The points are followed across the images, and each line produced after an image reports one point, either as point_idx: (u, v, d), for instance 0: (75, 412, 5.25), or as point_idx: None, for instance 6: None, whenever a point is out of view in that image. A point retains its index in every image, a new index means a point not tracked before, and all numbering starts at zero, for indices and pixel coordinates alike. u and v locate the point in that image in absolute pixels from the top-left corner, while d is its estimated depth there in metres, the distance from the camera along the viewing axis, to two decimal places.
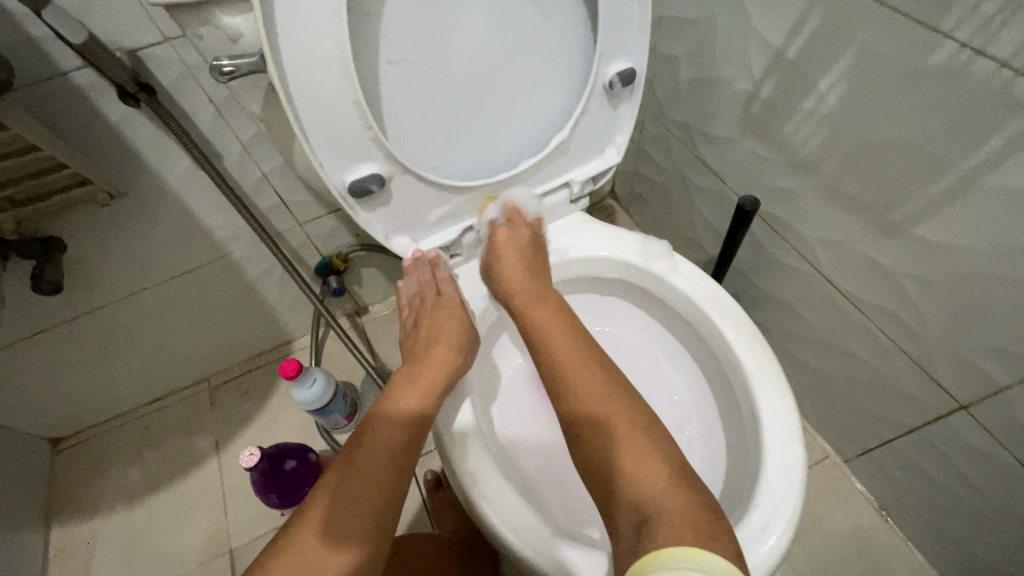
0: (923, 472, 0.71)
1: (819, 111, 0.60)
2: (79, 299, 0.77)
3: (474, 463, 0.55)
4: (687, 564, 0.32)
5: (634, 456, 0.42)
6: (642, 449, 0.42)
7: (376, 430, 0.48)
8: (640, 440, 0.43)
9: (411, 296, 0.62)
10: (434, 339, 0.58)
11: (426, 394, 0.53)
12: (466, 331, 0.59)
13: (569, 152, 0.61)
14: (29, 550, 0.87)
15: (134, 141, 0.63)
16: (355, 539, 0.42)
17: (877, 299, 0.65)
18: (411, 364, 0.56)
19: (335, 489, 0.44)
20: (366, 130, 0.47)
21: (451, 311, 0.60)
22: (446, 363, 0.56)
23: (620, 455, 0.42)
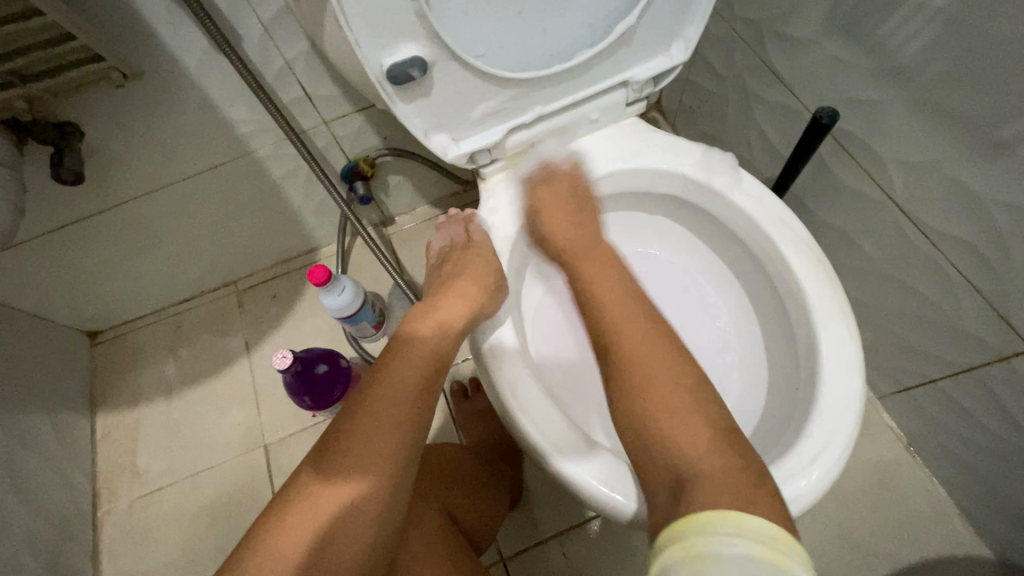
0: (965, 413, 0.69)
1: (933, 3, 0.51)
2: (101, 191, 0.74)
3: (512, 373, 0.54)
4: (728, 529, 0.31)
5: (672, 414, 0.42)
6: (681, 413, 0.42)
7: (398, 362, 0.50)
8: (681, 406, 0.43)
9: (441, 248, 0.65)
10: (459, 274, 0.58)
11: (446, 327, 0.53)
12: (496, 266, 0.59)
13: (632, 44, 0.54)
14: (77, 432, 0.92)
15: (144, 14, 0.57)
16: (360, 477, 0.45)
17: (956, 230, 0.59)
18: (437, 296, 0.57)
19: (343, 430, 0.46)
20: (409, 2, 0.41)
21: (478, 247, 0.60)
22: (473, 295, 0.56)
23: (653, 405, 0.43)
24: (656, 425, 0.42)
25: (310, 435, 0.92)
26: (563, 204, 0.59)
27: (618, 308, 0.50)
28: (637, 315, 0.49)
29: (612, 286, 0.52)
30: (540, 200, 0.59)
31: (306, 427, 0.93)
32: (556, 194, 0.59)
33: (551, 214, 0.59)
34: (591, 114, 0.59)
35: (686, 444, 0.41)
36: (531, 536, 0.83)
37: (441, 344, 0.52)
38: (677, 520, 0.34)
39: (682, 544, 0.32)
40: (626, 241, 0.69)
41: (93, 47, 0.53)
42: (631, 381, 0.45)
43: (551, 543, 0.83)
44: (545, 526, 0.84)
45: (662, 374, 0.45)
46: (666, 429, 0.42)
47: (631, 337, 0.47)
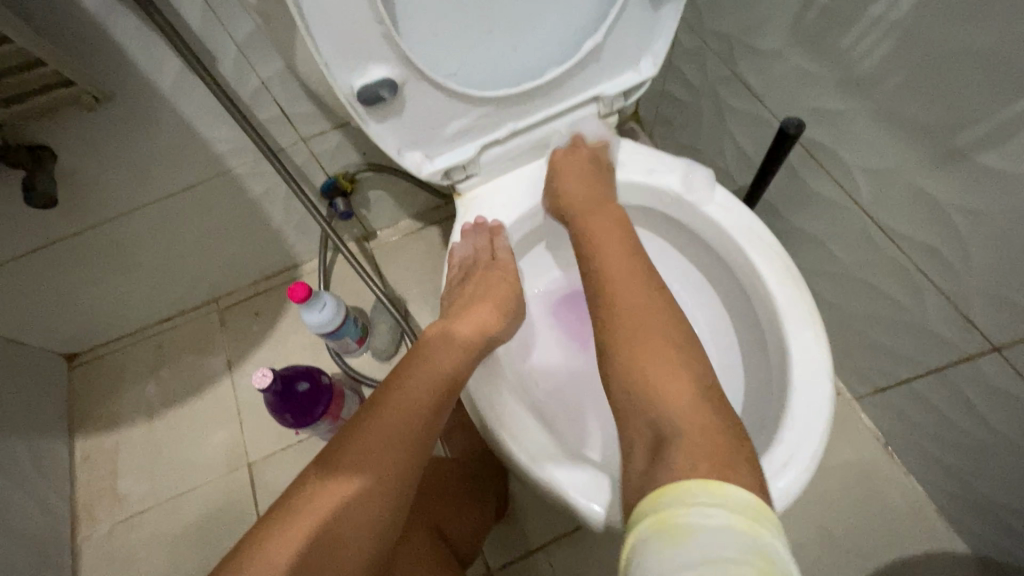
0: (937, 412, 0.71)
1: (888, 17, 0.53)
2: (76, 213, 0.73)
3: (496, 394, 0.54)
4: (705, 500, 0.31)
5: (661, 371, 0.43)
6: (669, 371, 0.42)
7: (416, 381, 0.50)
8: (670, 367, 0.43)
9: (464, 257, 0.62)
10: (478, 298, 0.58)
11: (465, 350, 0.54)
12: (513, 296, 0.60)
13: (601, 61, 0.55)
14: (55, 457, 0.91)
15: (116, 36, 0.57)
16: (368, 469, 0.45)
17: (919, 235, 0.61)
18: (453, 316, 0.57)
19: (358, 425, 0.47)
20: (377, 25, 0.42)
21: (502, 270, 0.60)
22: (489, 322, 0.57)
23: (642, 365, 0.43)
24: (644, 378, 0.43)
25: (294, 452, 0.91)
26: (581, 167, 0.60)
27: (619, 266, 0.51)
28: (634, 272, 0.51)
29: (616, 248, 0.53)
30: (555, 162, 0.60)
31: (290, 444, 0.92)
32: (580, 159, 0.60)
33: (567, 176, 0.59)
34: (564, 128, 0.60)
35: (665, 400, 0.41)
36: (518, 547, 0.83)
37: (460, 367, 0.52)
38: (657, 489, 0.33)
39: (659, 515, 0.31)
40: None
41: (64, 71, 0.53)
42: (619, 330, 0.46)
43: (538, 555, 0.83)
44: (533, 537, 0.84)
45: (655, 326, 0.46)
46: (645, 383, 0.42)
47: (625, 291, 0.49)
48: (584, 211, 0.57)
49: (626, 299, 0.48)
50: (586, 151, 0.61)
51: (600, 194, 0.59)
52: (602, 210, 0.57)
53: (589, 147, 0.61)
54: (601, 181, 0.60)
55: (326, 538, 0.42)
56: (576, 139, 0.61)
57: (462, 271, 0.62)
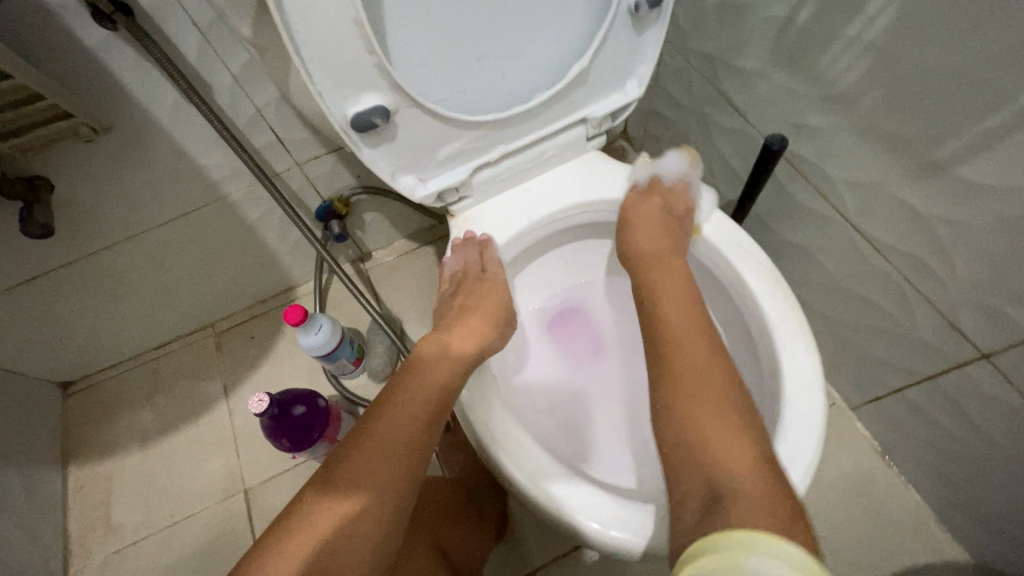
0: (932, 420, 0.71)
1: (864, 37, 0.55)
2: (72, 242, 0.74)
3: (489, 409, 0.54)
4: (765, 552, 0.31)
5: (722, 434, 0.43)
6: (731, 439, 0.42)
7: (410, 394, 0.50)
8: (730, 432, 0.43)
9: (455, 271, 0.64)
10: (470, 311, 0.60)
11: (458, 362, 0.54)
12: (503, 308, 0.62)
13: (588, 84, 0.57)
14: (48, 488, 0.89)
15: (114, 69, 0.58)
16: (363, 485, 0.45)
17: (904, 245, 0.62)
18: (446, 329, 0.58)
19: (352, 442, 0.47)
20: (369, 55, 0.43)
21: (493, 284, 0.62)
22: (482, 332, 0.58)
23: (703, 430, 0.43)
24: (705, 444, 0.43)
25: (291, 476, 0.91)
26: (654, 218, 0.61)
27: (682, 317, 0.52)
28: (696, 337, 0.50)
29: (679, 310, 0.52)
30: (632, 209, 0.62)
31: (287, 468, 0.91)
32: (646, 212, 0.62)
33: (642, 228, 0.61)
34: (554, 149, 0.62)
35: (726, 463, 0.41)
36: (519, 567, 0.83)
37: (453, 379, 0.53)
38: (724, 530, 0.35)
39: (721, 557, 0.32)
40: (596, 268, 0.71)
41: (61, 105, 0.54)
42: (679, 390, 0.46)
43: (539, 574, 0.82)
44: (534, 556, 0.83)
45: (720, 392, 0.45)
46: (702, 445, 0.43)
47: (687, 362, 0.48)
48: (652, 261, 0.58)
49: (688, 365, 0.48)
50: (657, 199, 0.63)
51: (670, 244, 0.59)
52: (669, 261, 0.58)
53: (661, 194, 0.63)
54: (674, 230, 0.61)
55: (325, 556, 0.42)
56: (652, 181, 0.65)
57: (453, 284, 0.64)
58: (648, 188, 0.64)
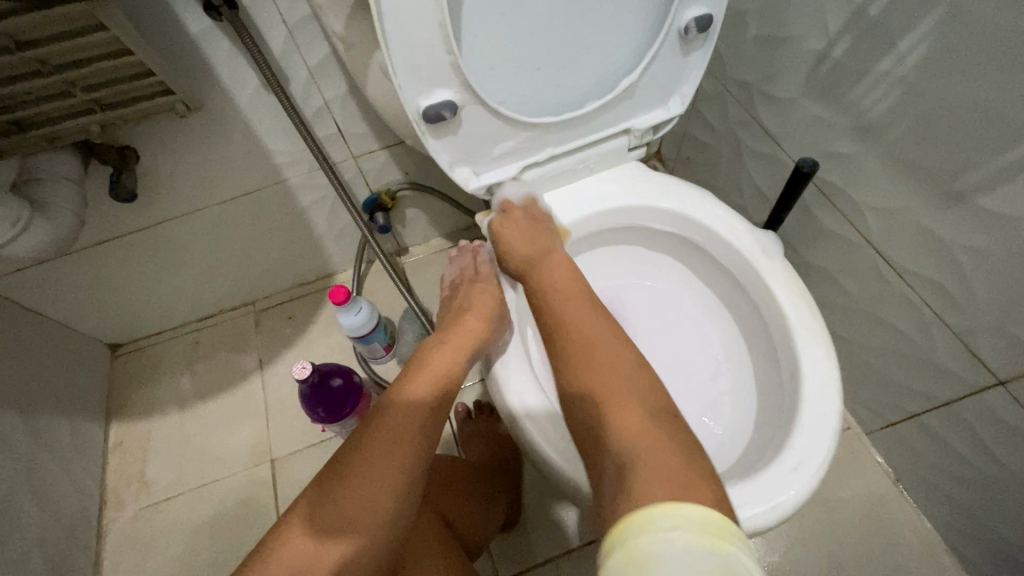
0: (946, 447, 0.73)
1: (895, 72, 0.59)
2: (146, 210, 0.81)
3: (515, 385, 0.59)
4: (665, 524, 0.30)
5: (614, 402, 0.43)
6: (636, 407, 0.42)
7: (414, 383, 0.54)
8: (627, 394, 0.43)
9: (453, 278, 0.73)
10: (467, 309, 0.65)
11: (456, 353, 0.59)
12: (497, 305, 0.65)
13: (635, 98, 0.62)
14: (91, 440, 0.95)
15: (209, 57, 0.65)
16: (347, 528, 0.46)
17: (924, 270, 0.65)
18: (446, 329, 0.63)
19: (333, 480, 0.48)
20: (447, 55, 0.48)
21: (487, 288, 0.68)
22: (477, 331, 0.61)
23: (601, 390, 0.44)
24: (609, 421, 0.42)
25: (316, 450, 0.95)
26: (519, 229, 0.62)
27: (569, 296, 0.53)
28: (598, 323, 0.50)
29: (564, 290, 0.54)
30: (498, 229, 0.63)
31: (313, 442, 0.95)
32: (516, 222, 0.63)
33: (510, 241, 0.62)
34: (598, 155, 0.66)
35: (621, 428, 0.41)
36: (528, 557, 0.85)
37: (452, 371, 0.57)
38: (617, 521, 0.32)
39: (625, 548, 0.30)
40: (628, 274, 0.75)
41: (166, 82, 0.60)
42: (579, 357, 0.47)
43: (547, 566, 0.84)
44: (543, 548, 0.85)
45: (613, 367, 0.46)
46: (614, 415, 0.42)
47: (597, 340, 0.48)
48: (536, 264, 0.59)
49: (594, 341, 0.48)
50: (521, 212, 0.64)
51: (545, 246, 0.60)
52: (547, 260, 0.58)
53: (520, 209, 0.64)
54: (542, 236, 0.62)
55: (350, 523, 0.46)
56: (503, 206, 0.64)
57: (451, 290, 0.72)
58: (518, 205, 0.65)
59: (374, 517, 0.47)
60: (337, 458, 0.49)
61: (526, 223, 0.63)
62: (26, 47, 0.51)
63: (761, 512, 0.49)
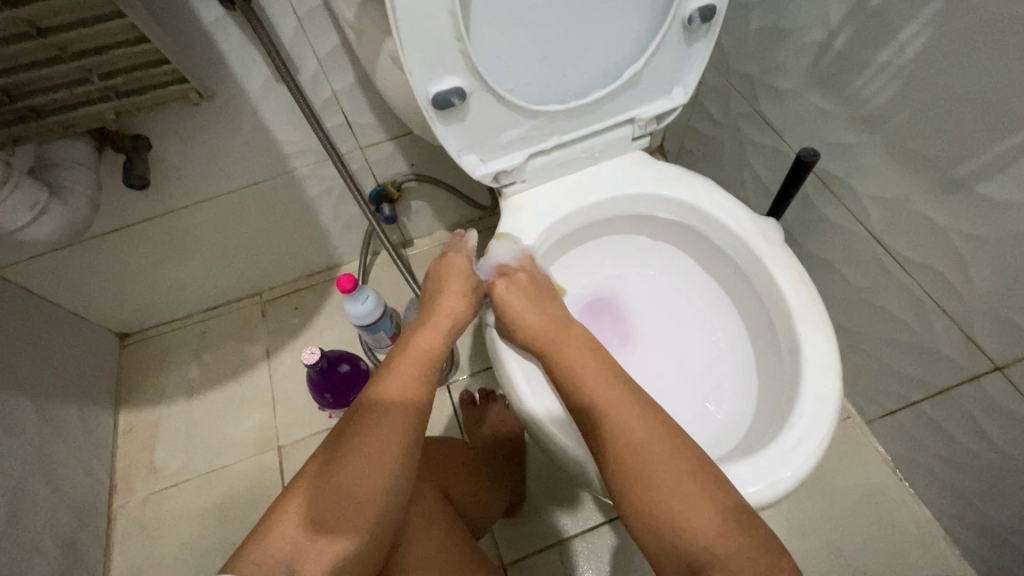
0: (945, 433, 0.74)
1: (895, 62, 0.60)
2: (156, 199, 0.82)
3: (511, 365, 0.60)
4: None
5: (672, 498, 0.44)
6: (687, 499, 0.44)
7: (398, 371, 0.55)
8: (687, 485, 0.44)
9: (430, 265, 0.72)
10: (442, 292, 0.64)
11: (435, 336, 0.59)
12: (471, 280, 0.66)
13: (639, 87, 0.63)
14: (101, 427, 0.96)
15: (222, 47, 0.66)
16: (335, 511, 0.47)
17: (923, 258, 0.66)
18: (424, 314, 0.63)
19: (322, 465, 0.49)
20: (457, 43, 0.49)
21: (459, 266, 0.67)
22: (454, 312, 0.62)
23: (655, 493, 0.45)
24: (666, 516, 0.44)
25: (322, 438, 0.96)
26: (523, 296, 0.62)
27: (591, 369, 0.53)
28: (625, 394, 0.50)
29: (586, 360, 0.54)
30: (498, 295, 0.63)
31: (319, 430, 0.97)
32: (520, 290, 0.63)
33: (516, 307, 0.61)
34: (601, 144, 0.67)
35: (689, 533, 0.43)
36: (531, 542, 0.86)
37: (435, 351, 0.58)
38: None
39: None
40: (631, 264, 0.76)
41: (181, 71, 0.61)
42: (619, 443, 0.47)
43: (550, 551, 0.85)
44: (544, 533, 0.87)
45: (658, 452, 0.46)
46: (675, 520, 0.43)
47: (620, 420, 0.48)
48: (551, 337, 0.57)
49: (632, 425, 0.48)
50: (522, 277, 0.64)
51: (554, 311, 0.60)
52: (563, 330, 0.58)
53: (525, 269, 0.65)
54: (548, 299, 0.62)
55: (346, 509, 0.48)
56: (501, 272, 0.65)
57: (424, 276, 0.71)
58: (516, 267, 0.65)
59: (367, 499, 0.48)
60: (326, 449, 0.50)
61: (530, 286, 0.63)
62: (46, 34, 0.52)
63: (761, 490, 0.50)
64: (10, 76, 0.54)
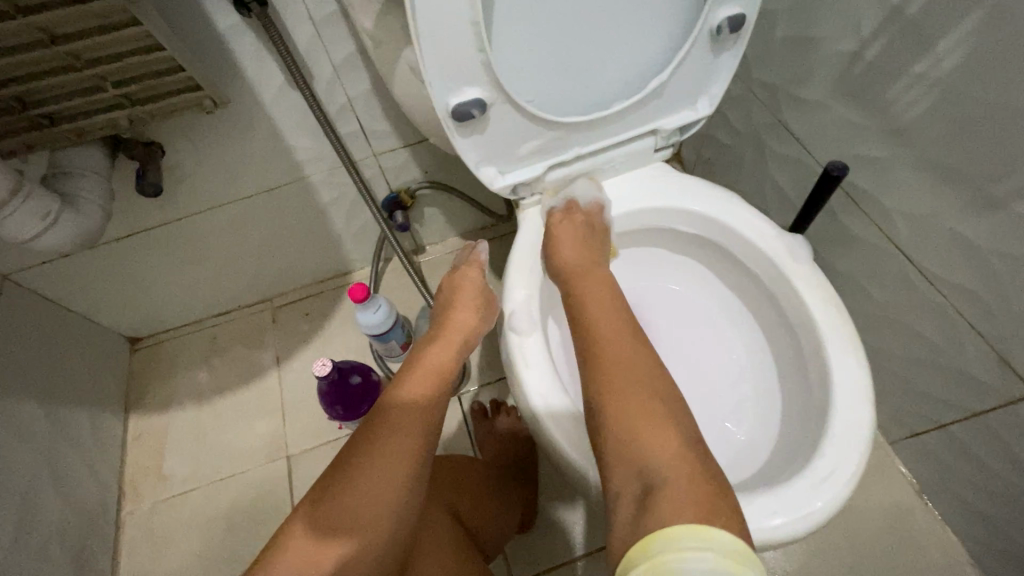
0: (975, 458, 0.71)
1: (931, 75, 0.58)
2: (168, 206, 0.81)
3: (529, 379, 0.58)
4: (695, 545, 0.32)
5: (643, 418, 0.42)
6: (657, 422, 0.42)
7: (410, 380, 0.54)
8: (654, 415, 0.42)
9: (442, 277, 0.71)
10: (453, 305, 0.64)
11: (451, 347, 0.58)
12: (481, 294, 0.65)
13: (663, 98, 0.61)
14: (111, 433, 0.96)
15: (236, 54, 0.65)
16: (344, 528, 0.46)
17: (956, 278, 0.64)
18: (436, 326, 0.62)
19: (332, 479, 0.47)
20: (478, 54, 0.48)
21: (470, 280, 0.66)
22: (466, 325, 0.62)
23: (625, 412, 0.43)
24: (632, 433, 0.42)
25: (332, 448, 0.95)
26: (572, 236, 0.61)
27: (600, 304, 0.52)
28: (621, 327, 0.50)
29: (598, 298, 0.53)
30: (552, 228, 0.62)
31: (329, 440, 0.95)
32: (574, 224, 0.62)
33: (560, 241, 0.61)
34: (623, 155, 0.65)
35: (648, 444, 0.41)
36: (543, 560, 0.84)
37: (448, 362, 0.57)
38: (647, 533, 0.34)
39: (651, 563, 0.32)
40: (651, 277, 0.74)
41: (195, 79, 0.60)
42: (608, 362, 0.47)
43: (562, 569, 0.83)
44: (555, 550, 0.85)
45: (638, 379, 0.45)
46: (641, 438, 0.41)
47: (613, 351, 0.47)
48: (578, 273, 0.57)
49: (618, 353, 0.47)
50: (581, 216, 0.63)
51: (592, 254, 0.60)
52: (590, 271, 0.57)
53: (583, 212, 0.64)
54: (596, 246, 0.61)
55: (356, 521, 0.46)
56: (568, 206, 0.64)
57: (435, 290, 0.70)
58: (584, 209, 0.65)
59: (376, 516, 0.47)
60: (340, 458, 0.49)
61: (585, 228, 0.62)
62: (60, 41, 0.51)
63: (790, 522, 0.48)
64: (23, 84, 0.53)
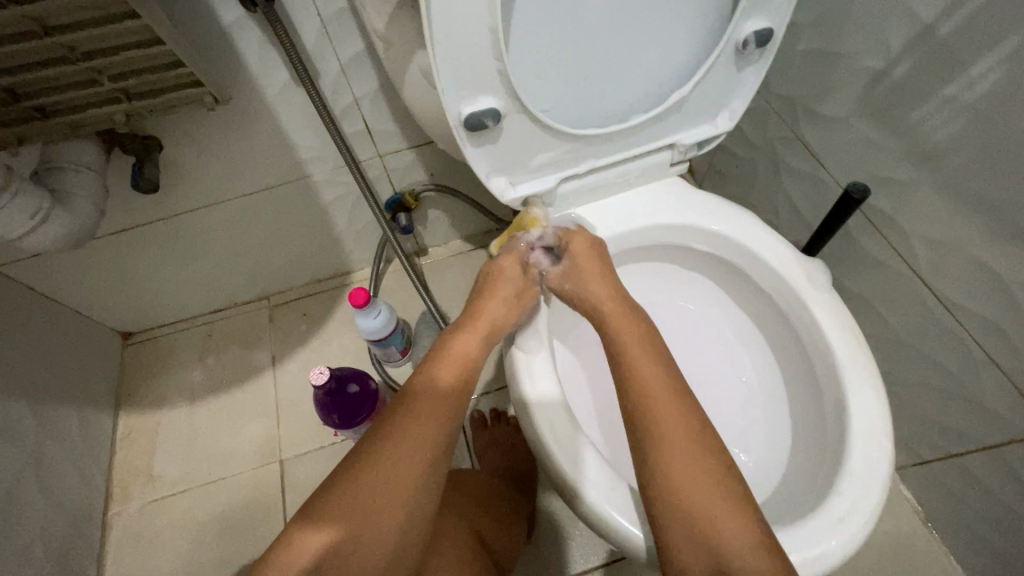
0: (986, 490, 0.70)
1: (961, 98, 0.55)
2: (165, 202, 0.79)
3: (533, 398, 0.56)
4: None
5: (702, 485, 0.43)
6: (714, 490, 0.43)
7: (437, 373, 0.51)
8: (713, 482, 0.43)
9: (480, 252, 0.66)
10: (488, 292, 0.59)
11: (478, 339, 0.55)
12: (520, 283, 0.60)
13: (682, 112, 0.58)
14: (100, 431, 0.94)
15: (240, 49, 0.63)
16: (352, 518, 0.43)
17: (977, 307, 0.62)
18: (466, 313, 0.58)
19: (348, 464, 0.45)
20: (495, 62, 0.45)
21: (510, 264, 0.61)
22: (497, 316, 0.57)
23: (682, 475, 0.43)
24: (691, 500, 0.43)
25: (327, 453, 0.93)
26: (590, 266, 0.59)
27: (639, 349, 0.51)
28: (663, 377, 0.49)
29: (636, 344, 0.52)
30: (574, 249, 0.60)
31: (324, 445, 0.93)
32: (587, 254, 0.60)
33: (581, 271, 0.59)
34: (638, 169, 0.63)
35: (710, 513, 0.42)
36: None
37: (473, 356, 0.54)
38: None
39: None
40: (663, 294, 0.72)
41: (196, 74, 0.58)
42: (655, 419, 0.46)
43: None
44: (552, 567, 0.83)
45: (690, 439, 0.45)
46: (705, 508, 0.42)
47: (672, 414, 0.46)
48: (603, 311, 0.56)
49: (666, 410, 0.46)
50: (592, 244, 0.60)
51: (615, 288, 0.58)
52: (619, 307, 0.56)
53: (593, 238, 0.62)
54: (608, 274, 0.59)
55: (366, 513, 0.43)
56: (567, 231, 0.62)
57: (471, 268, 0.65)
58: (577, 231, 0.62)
59: (389, 510, 0.44)
60: (357, 446, 0.46)
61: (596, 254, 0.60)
62: (54, 33, 0.49)
63: (804, 563, 0.46)
64: (13, 76, 0.50)
